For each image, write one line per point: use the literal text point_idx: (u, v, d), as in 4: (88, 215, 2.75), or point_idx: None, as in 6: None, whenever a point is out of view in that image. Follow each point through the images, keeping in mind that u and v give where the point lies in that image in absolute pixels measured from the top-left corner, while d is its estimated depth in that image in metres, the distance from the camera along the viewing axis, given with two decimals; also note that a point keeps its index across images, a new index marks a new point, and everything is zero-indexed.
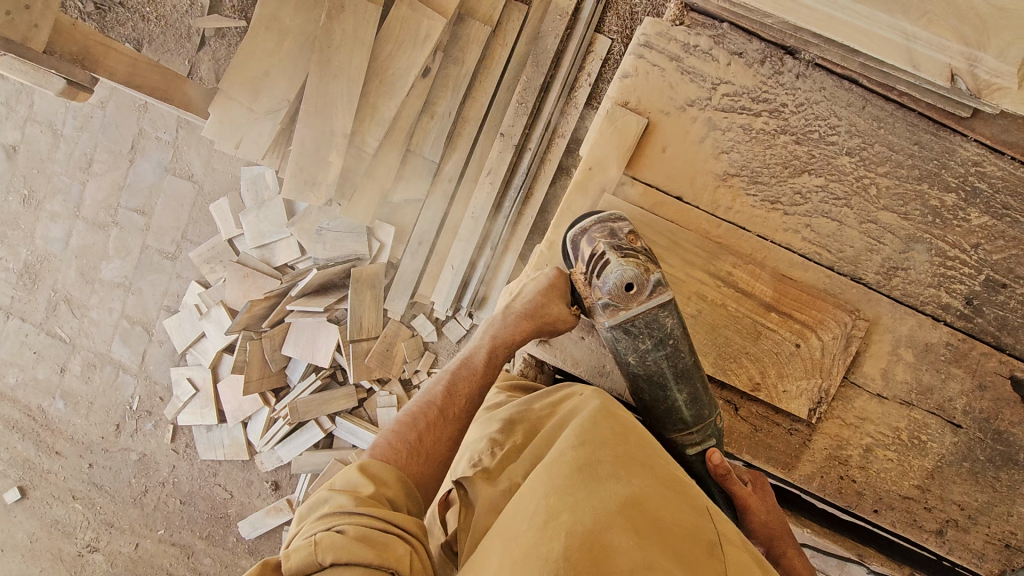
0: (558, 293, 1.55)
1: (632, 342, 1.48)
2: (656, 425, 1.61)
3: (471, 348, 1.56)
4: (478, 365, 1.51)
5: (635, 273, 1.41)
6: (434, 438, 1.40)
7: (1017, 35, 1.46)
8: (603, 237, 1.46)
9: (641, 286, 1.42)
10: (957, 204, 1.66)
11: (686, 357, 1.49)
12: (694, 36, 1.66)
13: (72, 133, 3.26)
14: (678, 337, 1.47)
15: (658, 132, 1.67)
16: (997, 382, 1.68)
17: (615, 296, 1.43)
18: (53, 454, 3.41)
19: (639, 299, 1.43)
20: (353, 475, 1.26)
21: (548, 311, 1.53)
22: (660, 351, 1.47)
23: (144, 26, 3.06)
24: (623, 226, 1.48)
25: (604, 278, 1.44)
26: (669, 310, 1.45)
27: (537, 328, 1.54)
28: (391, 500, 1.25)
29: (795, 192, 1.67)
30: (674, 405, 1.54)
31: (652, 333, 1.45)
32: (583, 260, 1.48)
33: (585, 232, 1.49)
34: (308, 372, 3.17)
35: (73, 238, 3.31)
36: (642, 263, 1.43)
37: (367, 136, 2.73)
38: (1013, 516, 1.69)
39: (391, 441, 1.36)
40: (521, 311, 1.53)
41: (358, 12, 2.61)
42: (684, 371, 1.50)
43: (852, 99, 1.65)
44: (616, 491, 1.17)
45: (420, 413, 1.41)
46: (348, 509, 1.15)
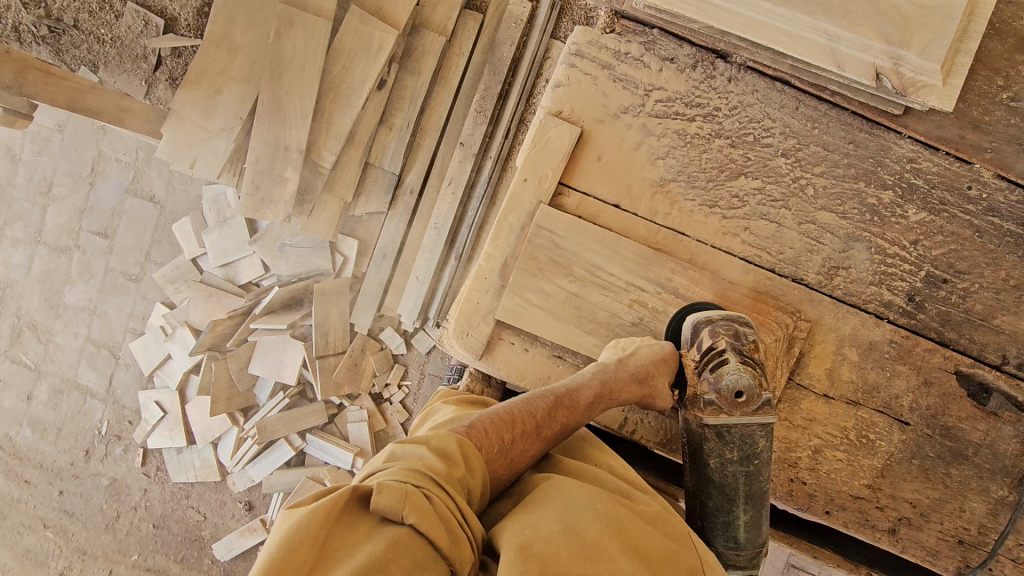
0: (669, 374, 1.52)
1: (719, 446, 1.49)
2: (702, 533, 1.52)
3: (579, 380, 1.49)
4: (583, 401, 1.46)
5: (750, 385, 1.46)
6: (522, 448, 1.35)
7: (937, 33, 1.47)
8: (727, 335, 1.50)
9: (750, 398, 1.47)
10: (894, 201, 1.66)
11: (762, 482, 1.50)
12: (625, 43, 1.65)
13: (30, 158, 3.24)
14: (762, 461, 1.50)
15: (593, 140, 1.66)
16: (942, 377, 1.68)
17: (721, 398, 1.47)
18: (23, 482, 3.38)
19: (744, 409, 1.47)
20: (449, 442, 1.23)
21: (656, 382, 1.49)
22: (744, 467, 1.48)
23: (100, 48, 3.01)
24: (749, 332, 1.51)
25: (716, 375, 1.48)
26: (766, 430, 1.49)
27: (641, 394, 1.50)
28: (471, 490, 1.19)
29: (732, 195, 1.66)
30: (734, 522, 1.48)
31: (742, 446, 1.48)
32: (701, 349, 1.52)
33: (711, 324, 1.52)
34: (276, 390, 3.15)
35: (36, 263, 3.29)
36: (758, 375, 1.48)
37: (324, 152, 2.72)
38: (965, 512, 1.69)
39: (488, 429, 1.31)
40: (640, 372, 1.47)
41: (307, 27, 2.59)
42: (756, 494, 1.49)
43: (785, 100, 1.65)
44: (595, 519, 1.14)
45: (520, 416, 1.36)
46: (438, 480, 1.10)
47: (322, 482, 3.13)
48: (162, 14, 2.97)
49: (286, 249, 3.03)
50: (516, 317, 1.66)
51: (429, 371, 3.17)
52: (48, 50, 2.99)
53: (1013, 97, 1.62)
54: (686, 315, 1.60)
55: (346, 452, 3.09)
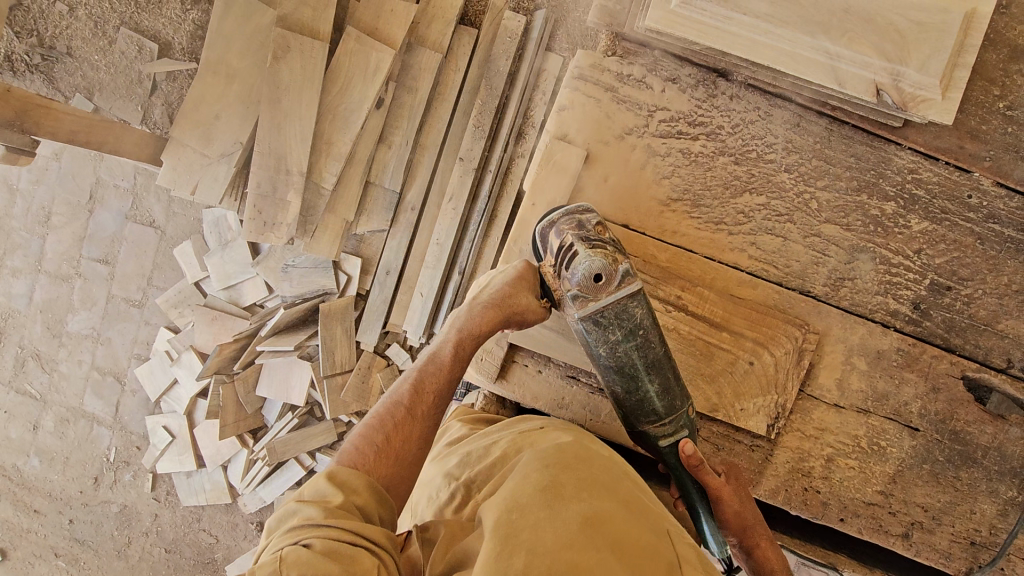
0: (527, 285, 1.49)
1: (602, 334, 1.40)
2: (628, 418, 1.53)
3: (438, 343, 1.46)
4: (447, 357, 1.43)
5: (604, 264, 1.34)
6: (403, 438, 1.32)
7: (935, 49, 1.50)
8: (570, 228, 1.39)
9: (610, 276, 1.35)
10: (897, 211, 1.69)
11: (656, 347, 1.43)
12: (627, 66, 1.67)
13: (28, 187, 3.22)
14: (648, 328, 1.41)
15: (599, 163, 1.68)
16: (950, 383, 1.71)
17: (583, 287, 1.36)
18: (32, 512, 3.37)
19: (608, 290, 1.36)
20: (320, 485, 1.18)
21: (517, 302, 1.46)
22: (631, 342, 1.41)
23: (94, 75, 2.99)
24: (592, 217, 1.41)
25: (572, 269, 1.36)
26: (640, 301, 1.39)
27: (504, 320, 1.46)
28: (361, 508, 1.16)
29: (737, 212, 1.69)
30: (646, 397, 1.46)
31: (622, 324, 1.39)
32: (553, 252, 1.41)
33: (552, 224, 1.42)
34: (284, 411, 3.14)
35: (37, 292, 3.27)
36: (612, 253, 1.36)
37: (325, 172, 2.72)
38: (976, 513, 1.72)
39: (357, 446, 1.28)
40: (491, 303, 1.44)
41: (304, 50, 2.59)
42: (656, 361, 1.44)
43: (787, 117, 1.68)
44: (578, 510, 1.17)
45: (386, 414, 1.33)
46: (315, 521, 1.08)
47: None
48: (156, 38, 2.96)
49: (289, 270, 3.02)
50: (529, 340, 1.67)
51: None
52: (42, 77, 2.99)
53: (1010, 106, 1.65)
54: (535, 229, 1.50)
55: None
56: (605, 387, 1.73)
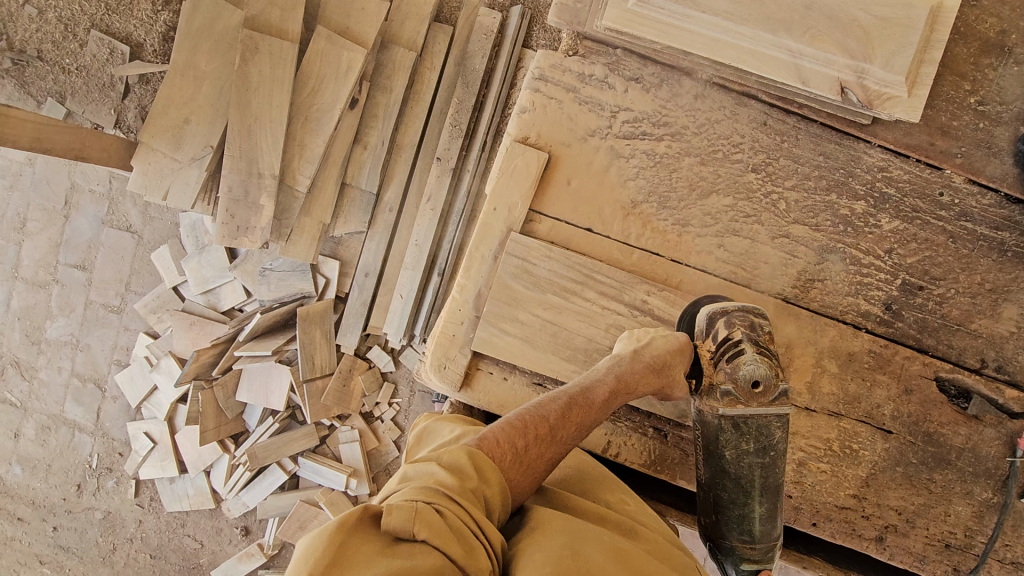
0: (687, 363, 1.49)
1: (735, 438, 1.49)
2: (717, 526, 1.53)
3: (593, 376, 1.44)
4: (599, 398, 1.40)
5: (767, 376, 1.47)
6: (537, 454, 1.29)
7: (901, 44, 1.46)
8: (744, 326, 1.48)
9: (767, 387, 1.48)
10: (867, 210, 1.65)
11: (778, 473, 1.51)
12: (588, 65, 1.63)
13: (2, 194, 3.19)
14: (778, 453, 1.51)
15: (562, 165, 1.64)
16: (923, 385, 1.69)
17: (740, 389, 1.47)
18: (16, 520, 3.36)
19: (760, 399, 1.48)
20: (461, 456, 1.16)
21: (672, 371, 1.46)
22: (759, 460, 1.49)
23: (66, 78, 2.95)
24: (764, 323, 1.51)
25: (735, 368, 1.47)
26: (782, 421, 1.51)
27: (657, 383, 1.45)
28: (486, 501, 1.14)
29: (704, 213, 1.65)
30: (750, 515, 1.50)
31: (758, 436, 1.49)
32: (717, 341, 1.49)
33: (726, 313, 1.49)
34: (266, 415, 3.12)
35: (14, 300, 3.24)
36: (774, 368, 1.49)
37: (299, 175, 2.68)
38: (951, 515, 1.70)
39: (500, 437, 1.25)
40: (657, 365, 1.43)
41: (274, 51, 2.55)
42: (772, 486, 1.51)
43: (753, 115, 1.64)
44: (600, 552, 1.14)
45: (533, 422, 1.30)
46: (450, 491, 1.06)
47: (318, 505, 3.12)
48: (127, 41, 2.91)
49: (266, 274, 3.00)
50: (494, 348, 1.64)
51: (418, 388, 3.15)
52: (13, 82, 2.95)
53: (981, 101, 1.61)
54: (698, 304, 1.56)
55: (339, 474, 3.08)
56: None
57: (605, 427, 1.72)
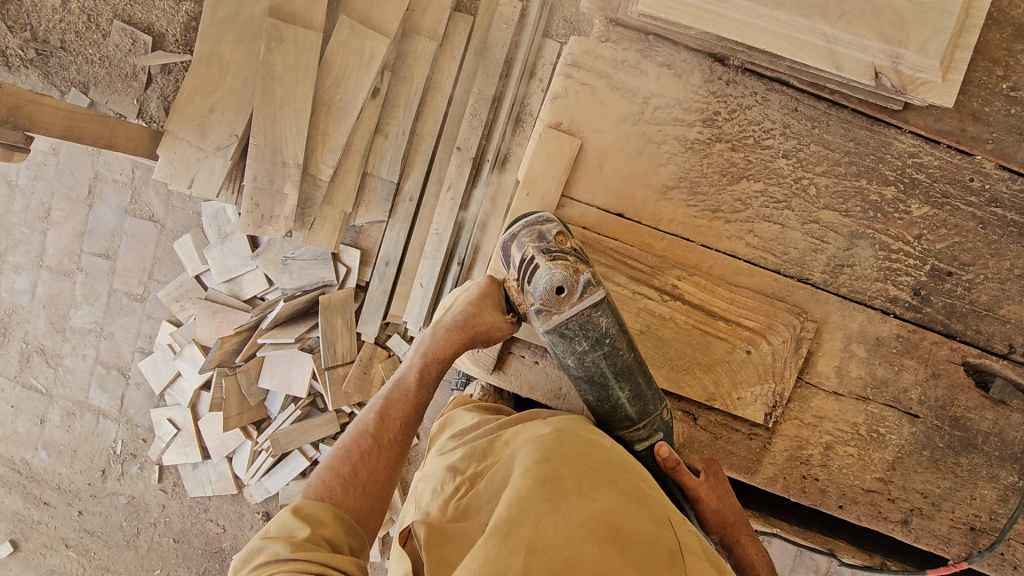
0: (491, 303, 1.51)
1: (569, 345, 1.42)
2: (603, 424, 1.55)
3: (402, 370, 1.50)
4: (412, 383, 1.47)
5: (565, 275, 1.35)
6: (371, 466, 1.36)
7: (936, 29, 1.47)
8: (532, 240, 1.41)
9: (572, 287, 1.36)
10: (897, 196, 1.67)
11: (623, 355, 1.44)
12: (621, 51, 1.65)
13: (27, 183, 3.23)
14: (615, 334, 1.42)
15: (593, 151, 1.66)
16: (950, 369, 1.70)
17: (546, 300, 1.36)
18: (42, 504, 3.41)
19: (571, 301, 1.36)
20: (287, 519, 1.21)
21: (479, 321, 1.49)
22: (598, 351, 1.42)
23: (89, 69, 2.97)
24: (552, 227, 1.42)
25: (534, 282, 1.37)
26: (604, 310, 1.39)
27: (469, 340, 1.49)
28: (329, 539, 1.20)
29: (735, 198, 1.67)
30: (618, 404, 1.48)
31: (587, 335, 1.39)
32: (516, 267, 1.43)
33: (515, 237, 1.43)
34: (287, 402, 3.16)
35: (40, 288, 3.29)
36: (573, 263, 1.37)
37: (321, 164, 2.71)
38: (976, 499, 1.72)
39: (324, 478, 1.32)
40: (455, 328, 1.48)
41: (298, 40, 2.57)
42: (626, 369, 1.45)
43: (784, 101, 1.65)
44: (582, 506, 1.11)
45: (353, 444, 1.38)
46: (283, 555, 1.10)
47: None
48: (149, 31, 2.93)
49: (289, 262, 3.02)
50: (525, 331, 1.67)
51: None
52: (37, 72, 2.97)
53: (1013, 86, 1.62)
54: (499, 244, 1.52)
55: None
56: None
57: None
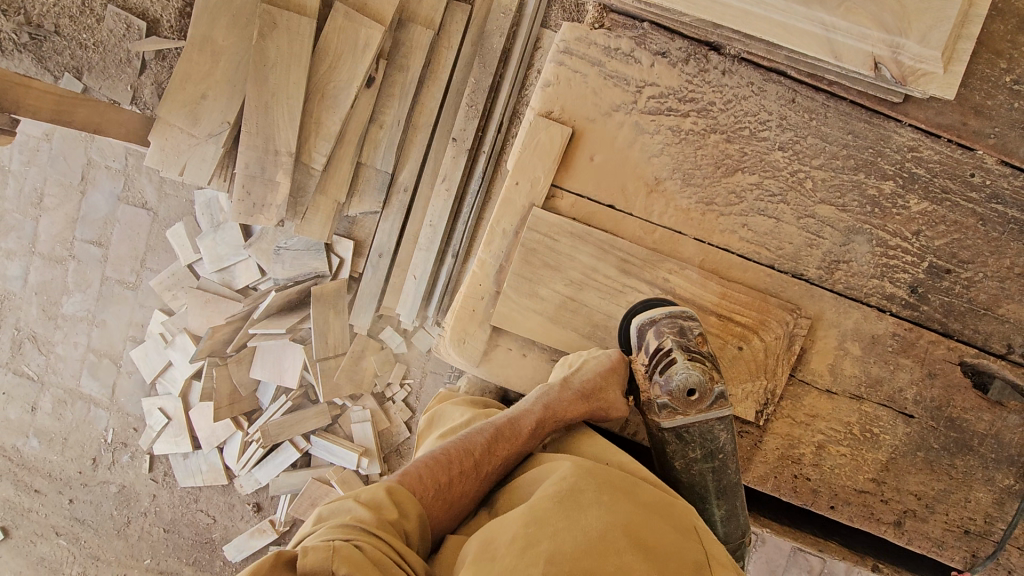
0: (618, 381, 1.52)
1: (681, 447, 1.54)
2: None
3: (520, 409, 1.49)
4: (526, 429, 1.45)
5: (701, 382, 1.46)
6: (460, 486, 1.35)
7: (938, 18, 1.43)
8: (672, 334, 1.50)
9: (704, 393, 1.48)
10: (895, 191, 1.63)
11: (729, 475, 1.55)
12: (614, 38, 1.61)
13: (20, 169, 3.20)
14: (727, 453, 1.54)
15: (585, 141, 1.62)
16: (947, 369, 1.66)
17: (675, 399, 1.49)
18: (33, 492, 3.40)
19: (698, 406, 1.50)
20: (377, 493, 1.23)
21: (604, 397, 1.50)
22: (708, 466, 1.54)
23: (83, 54, 2.94)
24: (694, 326, 1.51)
25: (668, 377, 1.49)
26: (725, 424, 1.53)
27: (590, 411, 1.50)
28: (407, 533, 1.21)
29: (729, 191, 1.63)
30: (708, 517, 1.57)
31: (704, 443, 1.53)
32: (649, 353, 1.53)
33: (655, 324, 1.52)
34: (278, 394, 3.14)
35: (31, 274, 3.27)
36: (709, 372, 1.48)
37: (315, 153, 2.68)
38: (970, 502, 1.68)
39: (422, 473, 1.31)
40: (581, 398, 1.47)
41: (291, 26, 2.53)
42: (728, 488, 1.56)
43: (782, 92, 1.61)
44: (601, 519, 1.14)
45: (456, 455, 1.36)
46: (367, 528, 1.10)
47: (329, 483, 3.16)
48: (143, 16, 2.90)
49: (281, 252, 3.00)
50: (513, 324, 1.63)
51: (430, 369, 3.16)
52: (31, 56, 2.93)
53: (1017, 80, 1.58)
54: (629, 318, 1.59)
55: (351, 452, 3.10)
56: None
57: None
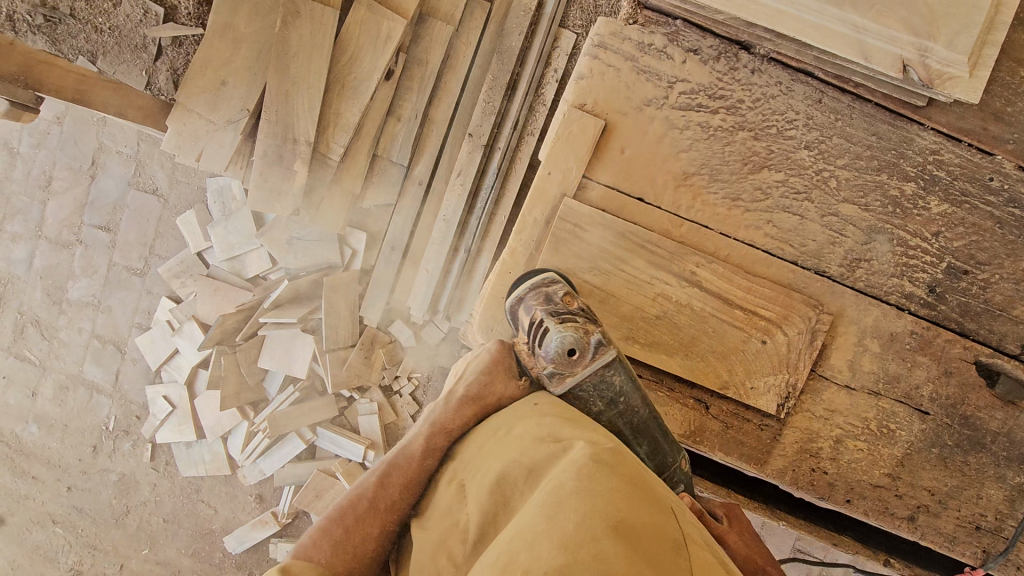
0: (502, 369, 1.44)
1: (584, 405, 1.48)
2: None
3: (412, 433, 1.39)
4: (418, 451, 1.35)
5: (577, 338, 1.43)
6: (363, 533, 1.29)
7: (965, 24, 1.48)
8: (540, 303, 1.49)
9: (583, 349, 1.44)
10: (916, 192, 1.67)
11: (639, 413, 1.50)
12: (648, 34, 1.63)
13: (29, 152, 3.17)
14: (628, 393, 1.49)
15: (617, 133, 1.65)
16: (962, 367, 1.70)
17: (558, 363, 1.43)
18: (30, 479, 3.35)
19: (582, 363, 1.44)
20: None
21: (491, 394, 1.41)
22: (614, 410, 1.49)
23: (90, 39, 2.46)
24: (558, 290, 1.51)
25: (545, 346, 1.43)
26: (615, 368, 1.48)
27: (483, 409, 1.40)
28: None
29: (756, 188, 1.66)
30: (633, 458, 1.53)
31: (601, 393, 1.47)
32: (525, 329, 1.49)
33: (522, 300, 1.52)
34: (286, 383, 3.14)
35: (37, 259, 3.24)
36: (583, 325, 1.46)
37: (332, 143, 2.69)
38: (982, 498, 1.72)
39: (313, 538, 1.28)
40: (467, 403, 1.38)
41: (314, 16, 2.54)
42: (641, 425, 1.51)
43: (809, 92, 1.64)
44: (590, 510, 0.98)
45: (347, 506, 1.30)
46: None
47: (334, 475, 3.14)
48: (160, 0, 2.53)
49: (294, 242, 3.00)
50: None
51: (438, 364, 3.17)
52: (27, 43, 2.41)
53: None
54: (505, 307, 1.58)
55: (358, 445, 3.11)
56: None
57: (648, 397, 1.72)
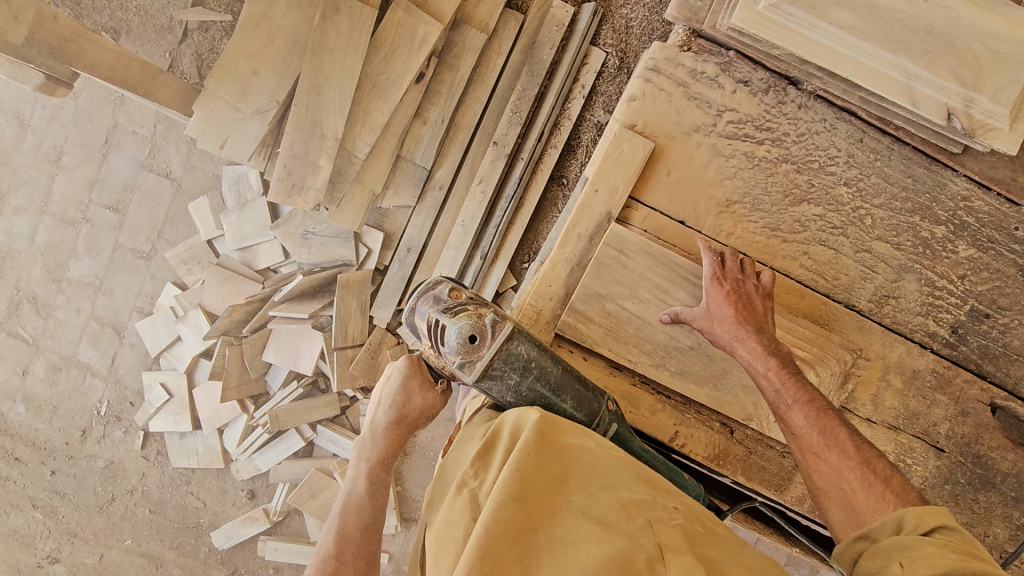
0: (415, 381, 1.64)
1: (502, 383, 1.47)
2: None
3: (350, 484, 1.67)
4: (362, 494, 1.66)
5: (471, 325, 1.41)
6: None
7: (1010, 79, 1.53)
8: (431, 305, 1.48)
9: (481, 333, 1.42)
10: (946, 236, 1.72)
11: (553, 369, 1.49)
12: (701, 62, 1.68)
13: (40, 124, 3.10)
14: (539, 357, 1.48)
15: (665, 158, 1.67)
16: (979, 409, 1.75)
17: (462, 353, 1.41)
18: (12, 460, 3.24)
19: (487, 347, 1.42)
20: None
21: (410, 407, 1.64)
22: (530, 377, 1.48)
23: (124, 16, 2.87)
24: (445, 286, 1.49)
25: (445, 341, 1.42)
26: (519, 338, 1.45)
27: (405, 429, 1.67)
28: None
29: (795, 220, 1.70)
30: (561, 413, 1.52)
31: (513, 366, 1.45)
32: (426, 334, 1.50)
33: (413, 310, 1.52)
34: (289, 380, 3.09)
35: (40, 234, 3.15)
36: (475, 310, 1.43)
37: (358, 141, 2.66)
38: (989, 536, 1.76)
39: None
40: (391, 423, 1.65)
41: (353, 14, 2.56)
42: (558, 381, 1.50)
43: (851, 131, 1.70)
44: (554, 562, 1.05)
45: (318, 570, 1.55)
46: None
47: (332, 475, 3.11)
48: None
49: (309, 237, 2.97)
50: (576, 330, 1.65)
51: None
52: (67, 11, 2.83)
53: None
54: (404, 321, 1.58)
55: None
56: (647, 380, 1.75)
57: (675, 416, 1.75)
